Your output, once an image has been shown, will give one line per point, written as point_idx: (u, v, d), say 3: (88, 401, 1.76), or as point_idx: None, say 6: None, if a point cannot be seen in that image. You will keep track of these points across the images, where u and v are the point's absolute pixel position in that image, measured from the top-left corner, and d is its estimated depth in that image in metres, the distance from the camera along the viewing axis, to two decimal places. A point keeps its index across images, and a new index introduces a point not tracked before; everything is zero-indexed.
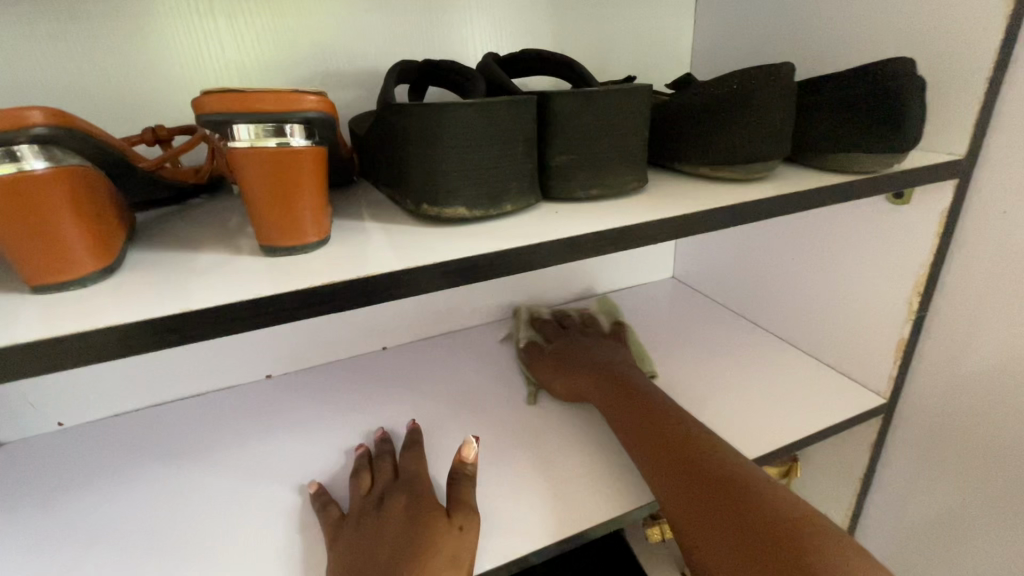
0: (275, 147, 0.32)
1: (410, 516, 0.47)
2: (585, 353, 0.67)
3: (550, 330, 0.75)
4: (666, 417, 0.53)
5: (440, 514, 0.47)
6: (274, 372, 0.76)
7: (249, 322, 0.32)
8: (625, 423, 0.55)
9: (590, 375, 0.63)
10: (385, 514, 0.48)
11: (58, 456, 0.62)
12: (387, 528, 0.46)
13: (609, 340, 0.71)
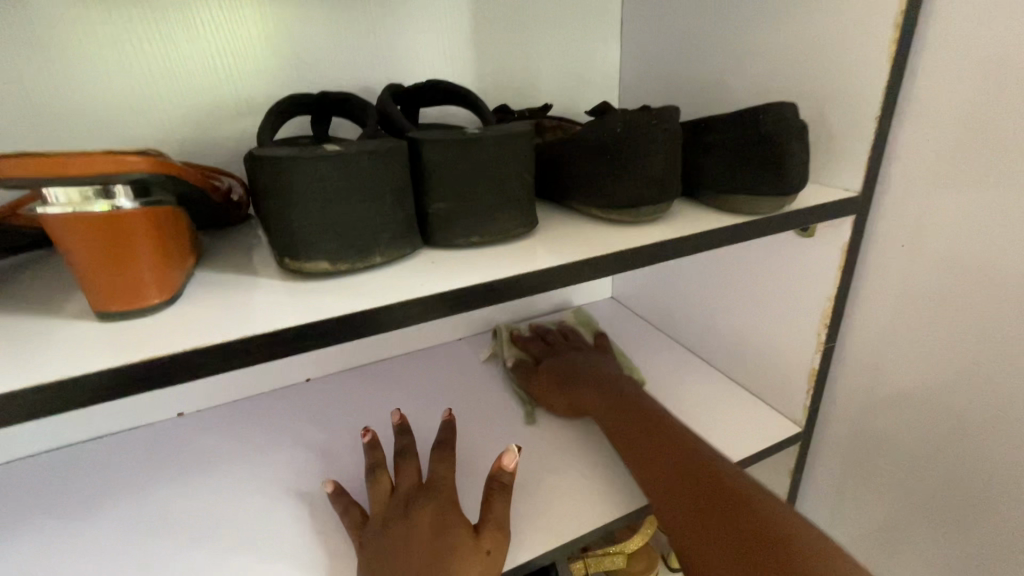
0: (102, 210, 0.30)
1: (437, 533, 0.45)
2: (585, 367, 0.67)
3: (532, 346, 0.75)
4: (657, 415, 0.55)
5: (468, 530, 0.46)
6: (185, 411, 0.72)
7: (60, 402, 0.29)
8: (652, 456, 0.51)
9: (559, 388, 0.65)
10: (429, 522, 0.46)
11: None
12: (421, 541, 0.45)
13: (611, 356, 0.72)
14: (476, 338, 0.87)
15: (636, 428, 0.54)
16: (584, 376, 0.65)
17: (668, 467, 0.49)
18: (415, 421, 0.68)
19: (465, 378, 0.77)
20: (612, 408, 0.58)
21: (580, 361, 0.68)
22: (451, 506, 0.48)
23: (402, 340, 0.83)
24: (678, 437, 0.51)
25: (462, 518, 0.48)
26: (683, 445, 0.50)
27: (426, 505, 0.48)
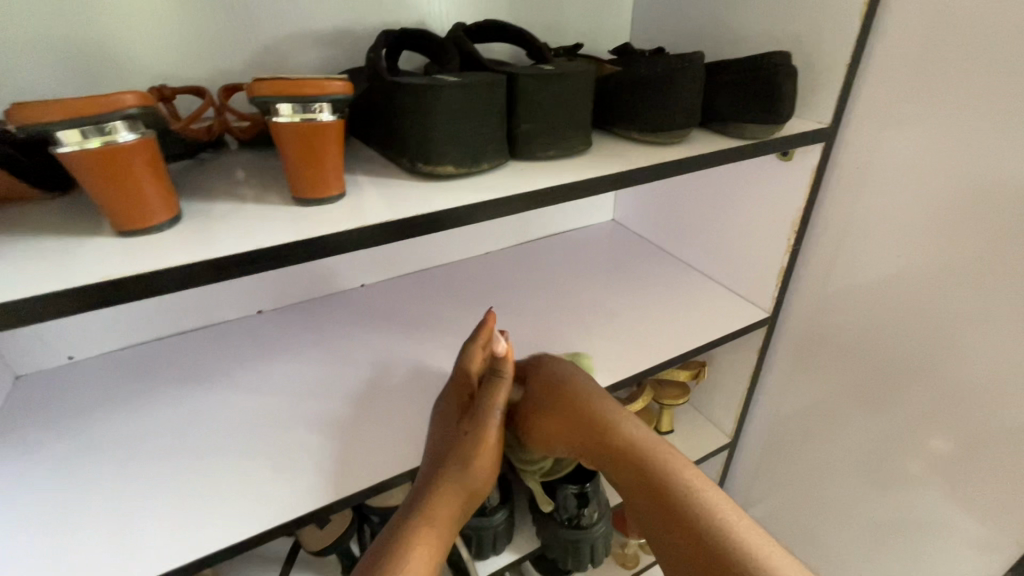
0: (307, 121, 0.41)
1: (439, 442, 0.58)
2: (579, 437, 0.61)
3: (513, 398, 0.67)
4: (644, 458, 0.57)
5: (449, 445, 0.58)
6: (264, 308, 0.84)
7: (297, 258, 0.42)
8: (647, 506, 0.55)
9: (553, 418, 0.63)
10: (449, 419, 0.60)
11: (72, 384, 0.69)
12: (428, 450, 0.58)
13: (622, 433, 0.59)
14: (501, 252, 1.01)
15: (627, 471, 0.57)
16: (562, 416, 0.62)
17: (665, 516, 0.53)
18: (464, 316, 0.84)
19: (498, 282, 0.92)
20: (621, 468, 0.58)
21: (562, 394, 0.62)
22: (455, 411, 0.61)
23: (440, 253, 0.95)
24: (665, 479, 0.55)
25: (457, 425, 0.59)
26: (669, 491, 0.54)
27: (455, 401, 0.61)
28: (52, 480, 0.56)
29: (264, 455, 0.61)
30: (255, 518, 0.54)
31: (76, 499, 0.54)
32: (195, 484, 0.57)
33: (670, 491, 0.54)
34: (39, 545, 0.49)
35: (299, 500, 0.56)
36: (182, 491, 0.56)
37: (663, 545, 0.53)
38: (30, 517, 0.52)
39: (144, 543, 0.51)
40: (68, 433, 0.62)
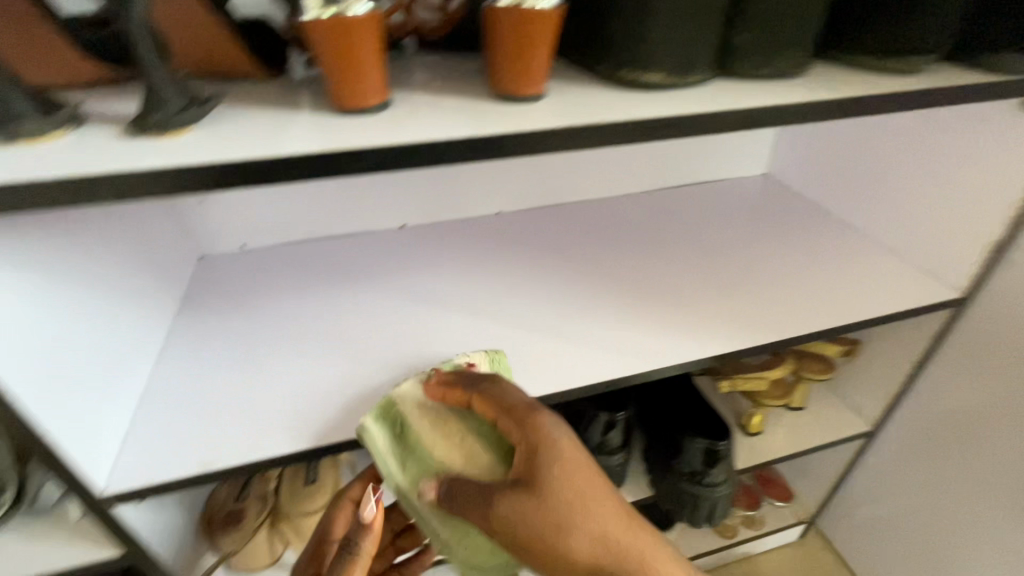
0: (530, 9, 0.39)
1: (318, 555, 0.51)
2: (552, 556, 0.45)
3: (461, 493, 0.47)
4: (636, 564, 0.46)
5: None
6: (407, 224, 0.85)
7: (497, 150, 0.41)
8: None
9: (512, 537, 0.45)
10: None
11: (247, 269, 0.76)
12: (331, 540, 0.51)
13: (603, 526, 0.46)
14: (643, 194, 0.94)
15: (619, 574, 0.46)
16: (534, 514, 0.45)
17: None
18: (603, 253, 0.80)
19: (639, 224, 0.87)
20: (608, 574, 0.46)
21: (553, 490, 0.44)
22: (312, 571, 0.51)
23: (580, 188, 0.91)
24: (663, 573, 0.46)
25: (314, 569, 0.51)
26: None
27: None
28: (235, 349, 0.62)
29: (411, 356, 0.63)
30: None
31: (255, 369, 0.60)
32: (354, 371, 0.60)
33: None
34: (229, 402, 0.56)
35: None
36: (342, 375, 0.60)
37: None
38: (220, 378, 0.58)
39: (312, 416, 0.55)
40: (246, 309, 0.69)
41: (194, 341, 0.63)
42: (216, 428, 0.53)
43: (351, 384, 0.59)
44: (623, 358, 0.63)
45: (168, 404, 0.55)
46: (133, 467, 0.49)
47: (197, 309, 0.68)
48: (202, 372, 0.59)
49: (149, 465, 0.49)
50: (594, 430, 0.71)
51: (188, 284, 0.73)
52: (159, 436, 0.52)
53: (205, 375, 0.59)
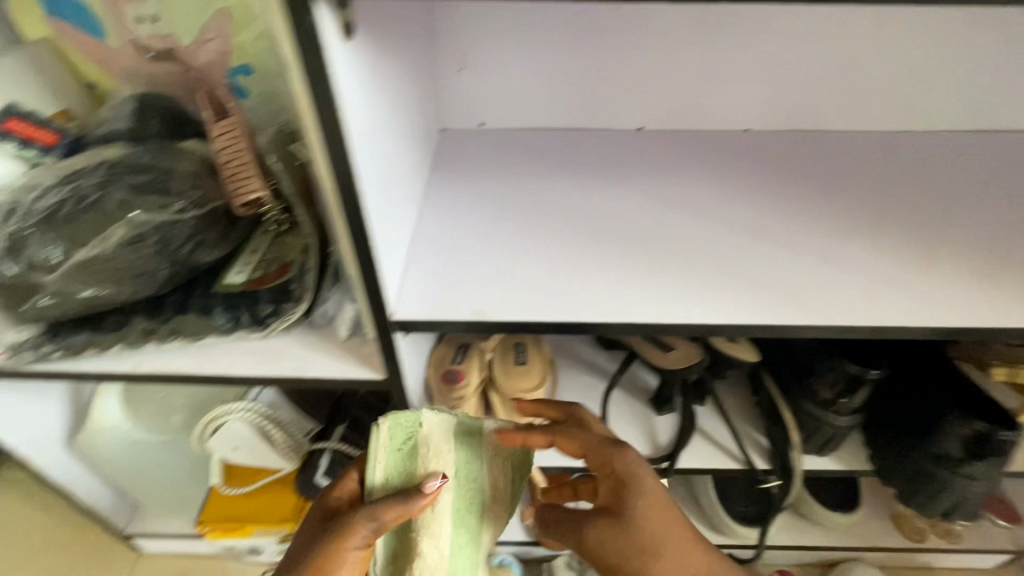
0: None
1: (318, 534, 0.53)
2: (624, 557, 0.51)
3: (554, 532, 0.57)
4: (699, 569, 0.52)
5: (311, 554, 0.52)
6: (645, 127, 0.79)
7: None
8: None
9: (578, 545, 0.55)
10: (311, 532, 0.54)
11: (488, 146, 0.76)
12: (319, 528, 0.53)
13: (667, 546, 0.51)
14: (931, 135, 0.76)
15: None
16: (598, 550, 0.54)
17: None
18: (878, 193, 0.68)
19: (925, 167, 0.72)
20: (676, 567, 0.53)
21: (642, 530, 0.51)
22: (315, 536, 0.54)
23: (853, 115, 0.76)
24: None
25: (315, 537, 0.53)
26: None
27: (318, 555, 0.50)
28: (487, 217, 0.64)
29: (661, 256, 0.60)
30: (662, 309, 0.55)
31: (510, 240, 0.61)
32: (605, 260, 0.59)
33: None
34: (490, 263, 0.58)
35: (703, 314, 0.56)
36: (593, 262, 0.59)
37: None
38: (479, 241, 0.61)
39: (568, 293, 0.56)
40: (494, 183, 0.69)
41: (450, 202, 0.66)
42: (483, 285, 0.56)
43: (604, 274, 0.58)
44: (901, 296, 0.57)
45: (438, 254, 0.59)
46: (418, 300, 0.54)
47: (448, 175, 0.71)
48: (464, 233, 0.62)
49: (430, 301, 0.54)
50: (833, 380, 0.63)
51: (435, 150, 0.75)
52: (434, 279, 0.56)
53: (466, 236, 0.61)
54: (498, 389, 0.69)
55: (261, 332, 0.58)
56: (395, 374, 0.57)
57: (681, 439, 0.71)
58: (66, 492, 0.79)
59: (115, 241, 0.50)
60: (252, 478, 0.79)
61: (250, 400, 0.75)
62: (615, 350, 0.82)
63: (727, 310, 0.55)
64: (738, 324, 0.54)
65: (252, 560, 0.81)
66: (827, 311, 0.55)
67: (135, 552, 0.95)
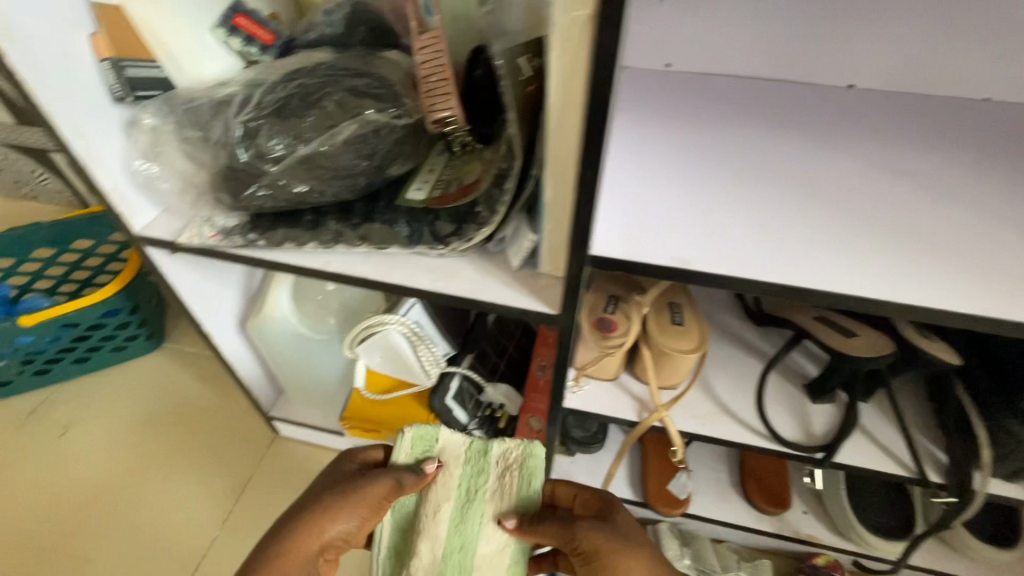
0: None
1: (318, 491, 0.59)
2: (606, 553, 0.54)
3: (538, 525, 0.57)
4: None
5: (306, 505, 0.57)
6: (855, 86, 0.70)
7: None
8: None
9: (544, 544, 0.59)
10: (315, 487, 0.60)
11: (685, 88, 0.70)
12: (321, 487, 0.60)
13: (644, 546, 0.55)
14: None
15: None
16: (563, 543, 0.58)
17: None
18: None
19: None
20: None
21: (627, 529, 0.56)
22: (314, 492, 0.59)
23: None
24: None
25: (313, 494, 0.59)
26: None
27: (346, 490, 0.57)
28: (687, 159, 0.57)
29: (899, 230, 0.50)
30: (906, 290, 0.46)
31: (715, 189, 0.54)
32: (830, 226, 0.50)
33: None
34: (694, 211, 0.52)
35: (927, 294, 0.45)
36: (815, 225, 0.51)
37: None
38: (678, 184, 0.54)
39: (769, 251, 0.48)
40: (695, 125, 0.62)
41: (648, 137, 0.60)
42: (686, 230, 0.50)
43: (809, 240, 0.49)
44: None
45: (634, 190, 0.53)
46: (616, 234, 0.49)
47: (644, 110, 0.64)
48: (659, 172, 0.56)
49: (628, 238, 0.49)
50: None
51: (632, 85, 0.69)
52: (631, 215, 0.51)
53: (661, 175, 0.55)
54: (647, 343, 0.67)
55: (442, 250, 0.59)
56: (570, 311, 0.56)
57: (837, 429, 0.67)
58: (234, 369, 0.89)
59: (342, 137, 0.52)
60: (393, 387, 0.84)
61: (402, 315, 0.77)
62: (770, 329, 0.77)
63: (957, 297, 0.45)
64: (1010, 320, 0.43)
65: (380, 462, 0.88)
66: None
67: (274, 432, 1.06)
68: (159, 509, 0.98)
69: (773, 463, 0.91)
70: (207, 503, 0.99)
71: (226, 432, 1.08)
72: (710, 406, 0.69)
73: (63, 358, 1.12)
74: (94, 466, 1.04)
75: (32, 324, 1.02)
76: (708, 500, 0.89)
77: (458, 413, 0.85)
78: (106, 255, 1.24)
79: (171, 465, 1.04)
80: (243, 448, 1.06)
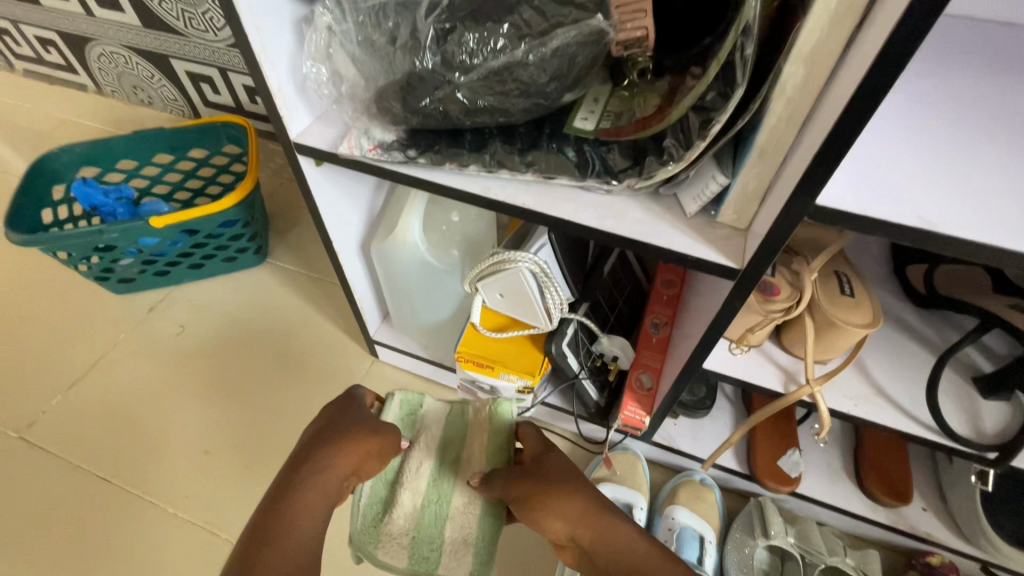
0: None
1: (319, 433, 0.68)
2: (540, 478, 0.70)
3: (490, 483, 0.75)
4: (590, 505, 0.66)
5: (311, 445, 0.66)
6: None
7: None
8: (589, 520, 0.65)
9: (518, 474, 0.73)
10: (311, 432, 0.69)
11: (993, 36, 0.57)
12: (319, 431, 0.69)
13: (566, 470, 0.71)
14: None
15: (565, 509, 0.66)
16: (531, 471, 0.72)
17: (602, 527, 0.64)
18: None
19: None
20: (575, 503, 0.66)
21: (555, 467, 0.71)
22: (312, 435, 0.68)
23: None
24: (605, 515, 0.66)
25: (311, 435, 0.68)
26: (606, 516, 0.65)
27: (341, 440, 0.67)
28: (934, 105, 0.47)
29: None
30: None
31: (969, 145, 0.45)
32: None
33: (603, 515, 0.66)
34: (946, 168, 0.43)
35: None
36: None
37: (604, 536, 0.64)
38: (930, 134, 0.45)
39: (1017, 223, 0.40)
40: (994, 77, 0.51)
41: (942, 83, 0.49)
42: (938, 189, 0.42)
43: None
44: None
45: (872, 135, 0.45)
46: (846, 186, 0.43)
47: (946, 54, 0.53)
48: (936, 122, 0.46)
49: (863, 193, 0.42)
50: None
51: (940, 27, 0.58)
52: (867, 166, 0.43)
53: (935, 126, 0.46)
54: (812, 312, 0.61)
55: (615, 186, 0.55)
56: (758, 270, 0.50)
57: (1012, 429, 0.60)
58: (351, 291, 0.90)
59: (552, 49, 0.48)
60: (508, 325, 0.83)
61: (532, 254, 0.75)
62: (935, 315, 0.70)
63: None
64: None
65: (485, 398, 0.88)
66: None
67: (372, 358, 1.09)
68: (268, 412, 1.03)
69: (895, 455, 0.85)
70: (311, 413, 1.02)
71: (327, 350, 1.11)
72: (864, 386, 0.64)
73: (181, 263, 1.17)
74: (208, 365, 1.10)
75: (162, 227, 1.06)
76: (819, 482, 0.85)
77: (571, 360, 0.83)
78: (218, 166, 1.28)
79: (278, 373, 1.08)
80: (343, 367, 1.09)
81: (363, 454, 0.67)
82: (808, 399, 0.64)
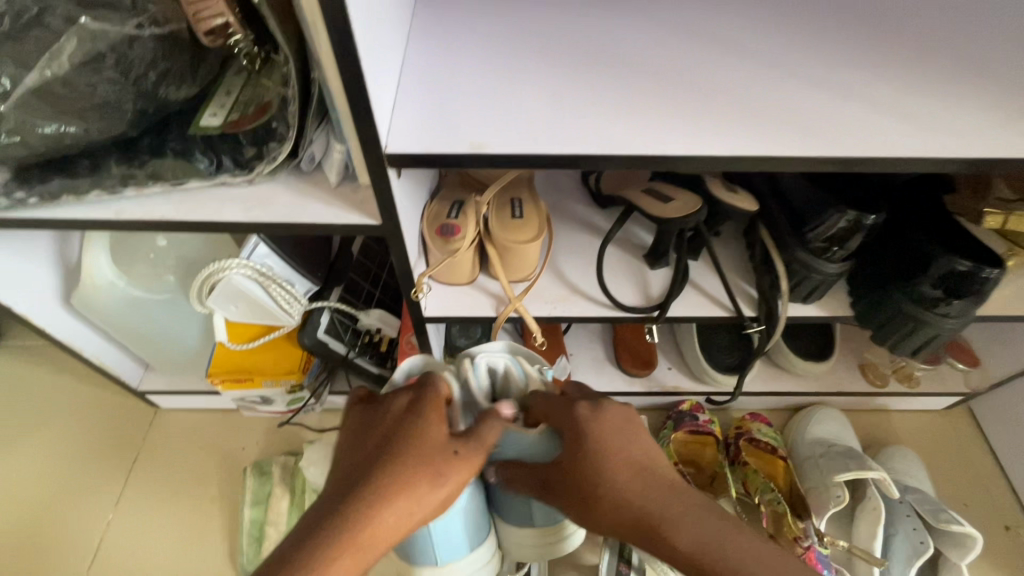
0: None
1: (341, 482, 0.46)
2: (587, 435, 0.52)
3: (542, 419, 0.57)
4: (653, 477, 0.49)
5: (330, 505, 0.43)
6: None
7: None
8: (634, 481, 0.49)
9: (603, 465, 0.50)
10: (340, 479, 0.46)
11: None
12: (345, 476, 0.46)
13: (621, 423, 0.53)
14: None
15: (617, 483, 0.49)
16: (608, 460, 0.51)
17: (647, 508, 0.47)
18: (906, 21, 0.59)
19: None
20: (630, 473, 0.50)
21: (611, 425, 0.53)
22: (338, 487, 0.45)
23: None
24: (668, 491, 0.48)
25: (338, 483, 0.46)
26: (662, 490, 0.48)
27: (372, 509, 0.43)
28: (481, 45, 0.55)
29: (683, 92, 0.52)
30: (685, 145, 0.49)
31: (508, 73, 0.53)
32: (613, 100, 0.51)
33: (667, 489, 0.48)
34: (488, 97, 0.51)
35: (654, 145, 0.48)
36: (602, 95, 0.52)
37: (641, 506, 0.48)
38: (480, 72, 0.53)
39: (535, 129, 0.49)
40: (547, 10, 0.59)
41: (494, 26, 0.56)
42: (483, 118, 0.49)
43: (573, 112, 0.50)
44: (914, 127, 0.50)
45: (428, 88, 0.51)
46: (413, 135, 0.48)
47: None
48: (483, 63, 0.53)
49: (426, 138, 0.48)
50: (805, 246, 0.66)
51: None
52: (430, 117, 0.49)
53: (470, 65, 0.53)
54: (492, 241, 0.69)
55: (248, 176, 0.55)
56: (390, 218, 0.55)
57: (668, 287, 0.74)
58: (74, 349, 0.81)
59: (68, 55, 0.48)
60: (257, 335, 0.82)
61: (245, 257, 0.72)
62: (611, 208, 0.82)
63: (669, 141, 0.49)
64: (762, 153, 0.48)
65: (266, 409, 0.90)
66: (803, 147, 0.49)
67: (153, 408, 0.99)
68: (41, 507, 0.91)
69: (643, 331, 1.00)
70: (94, 491, 0.92)
71: (99, 419, 1.00)
72: (561, 289, 0.74)
73: None
74: None
75: None
76: (589, 375, 0.97)
77: (334, 344, 0.84)
78: None
79: (43, 464, 0.95)
80: (121, 430, 0.98)
81: (436, 500, 0.46)
82: (517, 314, 0.73)
